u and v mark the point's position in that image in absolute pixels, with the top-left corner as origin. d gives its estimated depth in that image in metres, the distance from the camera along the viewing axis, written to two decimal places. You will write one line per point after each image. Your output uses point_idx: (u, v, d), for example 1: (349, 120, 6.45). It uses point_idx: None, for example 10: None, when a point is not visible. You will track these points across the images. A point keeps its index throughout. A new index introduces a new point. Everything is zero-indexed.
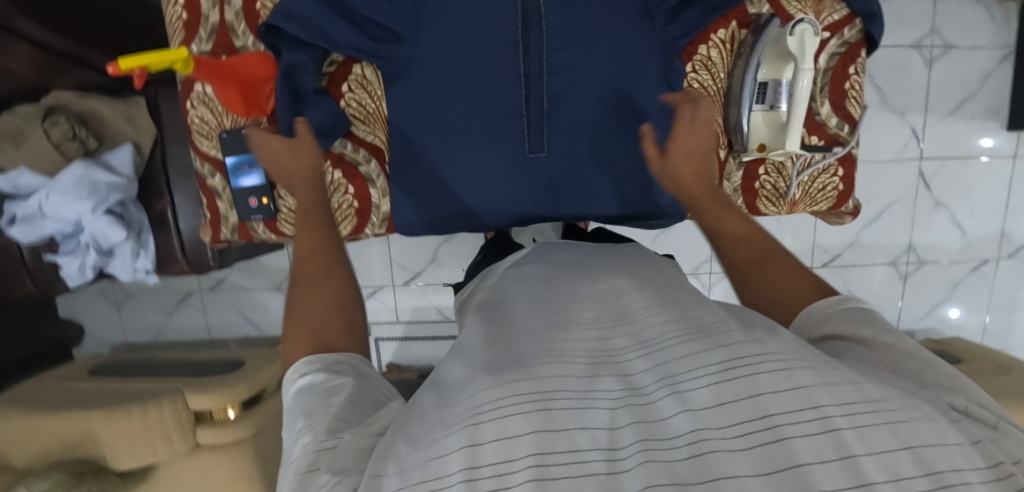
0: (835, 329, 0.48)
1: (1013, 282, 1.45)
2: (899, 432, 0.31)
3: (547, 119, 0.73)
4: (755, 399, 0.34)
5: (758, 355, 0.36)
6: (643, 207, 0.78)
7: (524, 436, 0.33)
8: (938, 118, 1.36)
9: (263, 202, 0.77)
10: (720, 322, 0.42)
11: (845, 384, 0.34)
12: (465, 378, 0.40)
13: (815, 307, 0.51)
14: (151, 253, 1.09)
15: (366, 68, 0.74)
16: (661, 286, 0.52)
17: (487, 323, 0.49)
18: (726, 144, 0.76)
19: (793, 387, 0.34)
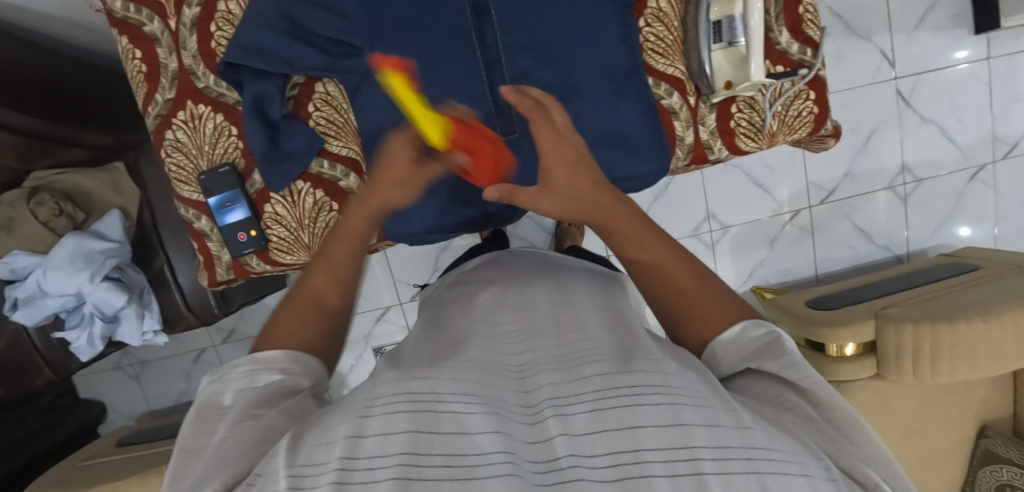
0: (748, 361, 0.47)
1: (1016, 183, 1.44)
2: (757, 465, 0.33)
3: (514, 101, 0.74)
4: (630, 432, 0.35)
5: (656, 384, 0.38)
6: (633, 169, 0.76)
7: (403, 431, 0.35)
8: (905, 36, 1.35)
9: (252, 235, 0.78)
10: (640, 348, 0.45)
11: (730, 423, 0.35)
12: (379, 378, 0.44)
13: (719, 344, 0.50)
14: (156, 313, 1.09)
15: (328, 84, 0.75)
16: (608, 315, 0.55)
17: (430, 343, 0.53)
18: (695, 91, 0.76)
19: (673, 424, 0.35)
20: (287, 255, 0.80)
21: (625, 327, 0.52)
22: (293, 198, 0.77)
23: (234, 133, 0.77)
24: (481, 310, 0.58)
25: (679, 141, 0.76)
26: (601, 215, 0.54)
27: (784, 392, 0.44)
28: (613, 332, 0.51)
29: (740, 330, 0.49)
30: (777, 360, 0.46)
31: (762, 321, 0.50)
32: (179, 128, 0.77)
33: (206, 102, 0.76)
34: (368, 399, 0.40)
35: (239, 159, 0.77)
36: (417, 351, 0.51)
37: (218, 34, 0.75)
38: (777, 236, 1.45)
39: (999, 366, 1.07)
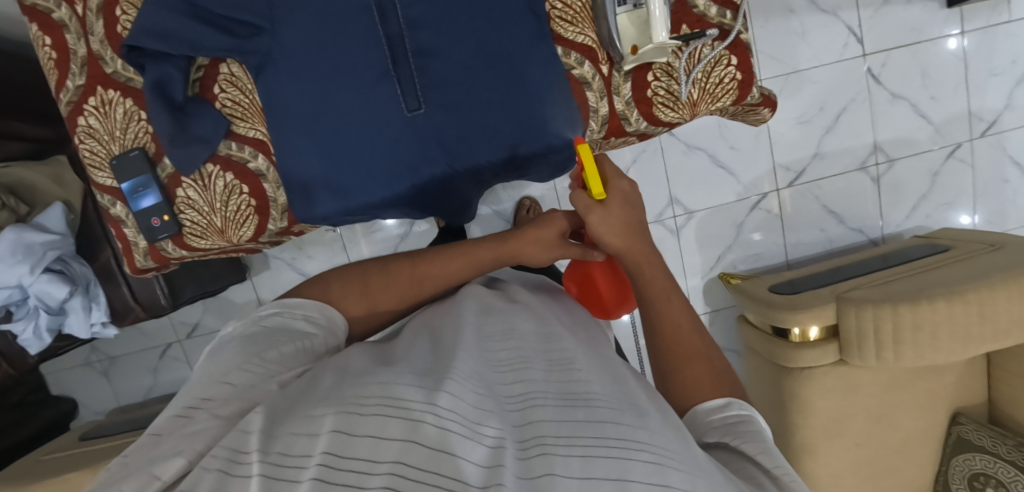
0: (718, 435, 0.47)
1: (996, 160, 1.37)
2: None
3: (418, 75, 0.72)
4: (619, 483, 0.33)
5: (642, 443, 0.37)
6: (542, 140, 0.75)
7: (397, 441, 0.35)
8: (873, 10, 1.30)
9: (165, 220, 0.77)
10: (635, 403, 0.43)
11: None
12: (370, 378, 0.42)
13: (701, 411, 0.50)
14: (103, 305, 1.10)
15: (232, 65, 0.74)
16: (596, 354, 0.53)
17: (426, 354, 0.50)
18: (606, 60, 0.73)
19: (657, 485, 0.34)
20: (202, 240, 0.80)
21: (614, 369, 0.50)
22: (203, 182, 0.76)
23: (143, 118, 0.76)
24: (471, 320, 0.55)
25: (592, 112, 0.74)
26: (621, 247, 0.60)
27: (755, 474, 0.43)
28: (603, 372, 0.48)
29: (724, 406, 0.49)
30: (755, 442, 0.45)
31: (747, 407, 0.49)
32: (91, 114, 0.77)
33: (116, 87, 0.76)
34: (358, 400, 0.38)
35: (148, 143, 0.76)
36: (410, 357, 0.49)
37: (123, 18, 0.74)
38: (745, 220, 1.40)
39: (964, 348, 1.02)
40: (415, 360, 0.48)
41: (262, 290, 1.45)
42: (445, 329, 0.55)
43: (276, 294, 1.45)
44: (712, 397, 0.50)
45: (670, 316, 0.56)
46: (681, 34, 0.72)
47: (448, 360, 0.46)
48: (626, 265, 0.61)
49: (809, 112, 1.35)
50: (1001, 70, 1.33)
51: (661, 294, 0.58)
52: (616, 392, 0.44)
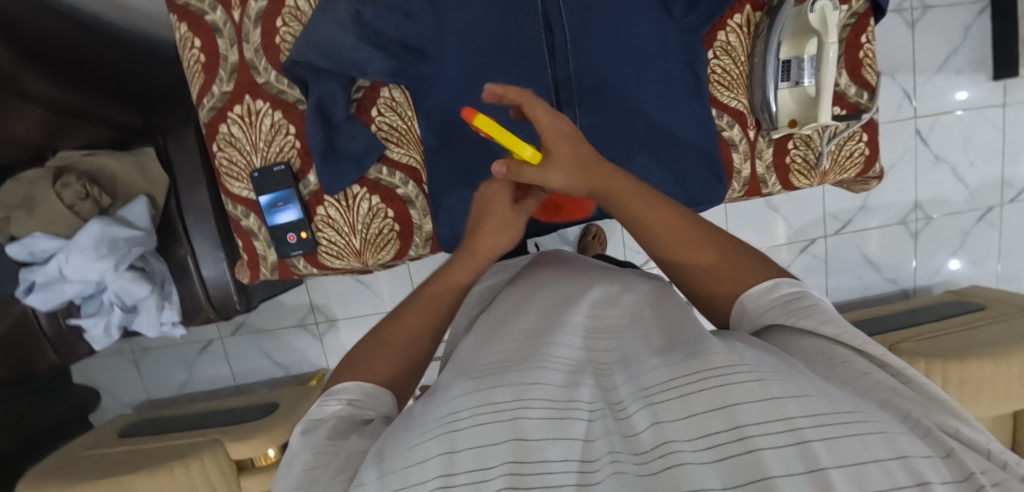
0: (779, 316, 0.47)
1: (1020, 225, 1.49)
2: (863, 438, 0.31)
3: (580, 121, 0.75)
4: (726, 411, 0.34)
5: (726, 365, 0.37)
6: (694, 191, 0.79)
7: (503, 441, 0.36)
8: (927, 77, 1.39)
9: (302, 236, 0.76)
10: (693, 338, 0.43)
11: (816, 393, 0.34)
12: (449, 395, 0.42)
13: (749, 297, 0.51)
14: (175, 304, 1.07)
15: (394, 90, 0.74)
16: (662, 316, 0.52)
17: (484, 344, 0.51)
18: (755, 126, 0.79)
19: (764, 398, 0.34)
20: (337, 260, 0.79)
21: (677, 319, 0.50)
22: (347, 203, 0.76)
23: (291, 132, 0.75)
24: (528, 314, 0.55)
25: (736, 173, 0.79)
26: (603, 184, 0.54)
27: (828, 348, 0.44)
28: (665, 326, 0.49)
29: (773, 287, 0.50)
30: (814, 317, 0.45)
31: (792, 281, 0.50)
32: (234, 122, 0.74)
33: (265, 98, 0.74)
34: (448, 419, 0.39)
35: (295, 159, 0.75)
36: (476, 353, 0.50)
37: (283, 29, 0.72)
38: (793, 263, 1.48)
39: (1005, 403, 1.11)
40: (477, 355, 0.49)
41: (315, 292, 1.41)
42: (505, 319, 0.56)
43: (328, 298, 1.42)
44: (752, 284, 0.51)
45: (657, 216, 0.54)
46: None
47: (509, 353, 0.48)
48: (603, 198, 0.56)
49: None
50: None
51: (643, 202, 0.55)
52: (687, 335, 0.45)
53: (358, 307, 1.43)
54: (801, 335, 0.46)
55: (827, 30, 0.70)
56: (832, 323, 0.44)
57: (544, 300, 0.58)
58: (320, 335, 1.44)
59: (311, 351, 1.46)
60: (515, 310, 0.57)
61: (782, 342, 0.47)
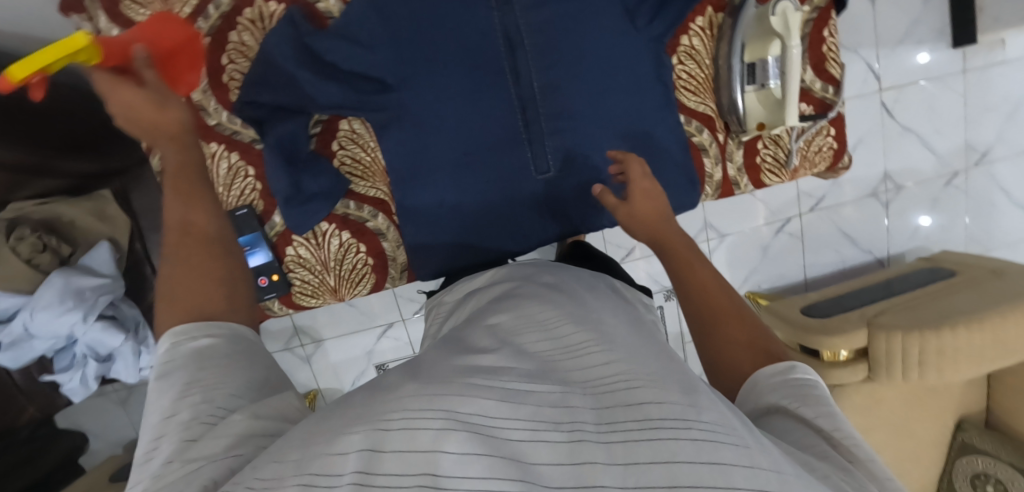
0: (782, 399, 0.45)
1: (986, 187, 1.52)
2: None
3: (549, 140, 0.73)
4: (667, 466, 0.31)
5: (690, 419, 0.35)
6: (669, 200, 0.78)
7: (439, 428, 0.32)
8: (890, 50, 1.40)
9: (274, 279, 0.74)
10: (671, 378, 0.41)
11: (767, 468, 0.32)
12: (396, 387, 0.38)
13: (761, 376, 0.49)
14: (152, 349, 1.03)
15: (354, 121, 0.72)
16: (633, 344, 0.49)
17: (446, 350, 0.47)
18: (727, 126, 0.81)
19: (708, 463, 0.32)
20: (312, 299, 0.77)
21: (649, 351, 0.48)
22: (318, 240, 0.74)
23: (250, 174, 0.72)
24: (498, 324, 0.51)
25: (709, 177, 0.81)
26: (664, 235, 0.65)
27: (819, 443, 0.40)
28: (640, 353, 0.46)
29: (788, 370, 0.48)
30: (812, 405, 0.43)
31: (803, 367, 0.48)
32: None
33: (219, 140, 0.71)
34: (392, 408, 0.34)
35: (258, 200, 0.73)
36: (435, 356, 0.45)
37: (230, 67, 0.70)
38: (771, 242, 1.50)
39: (979, 368, 1.16)
40: (438, 357, 0.45)
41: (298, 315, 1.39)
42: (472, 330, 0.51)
43: (312, 320, 1.39)
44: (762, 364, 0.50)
45: (708, 279, 0.59)
46: None
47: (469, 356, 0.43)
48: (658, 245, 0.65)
49: None
50: (995, 107, 1.47)
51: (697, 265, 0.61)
52: (656, 366, 0.43)
53: (344, 326, 1.41)
54: (794, 423, 0.43)
55: (790, 32, 0.70)
56: (826, 416, 0.42)
57: (512, 306, 0.55)
58: (307, 357, 1.42)
59: (300, 373, 1.44)
60: (485, 319, 0.53)
61: (774, 422, 0.43)
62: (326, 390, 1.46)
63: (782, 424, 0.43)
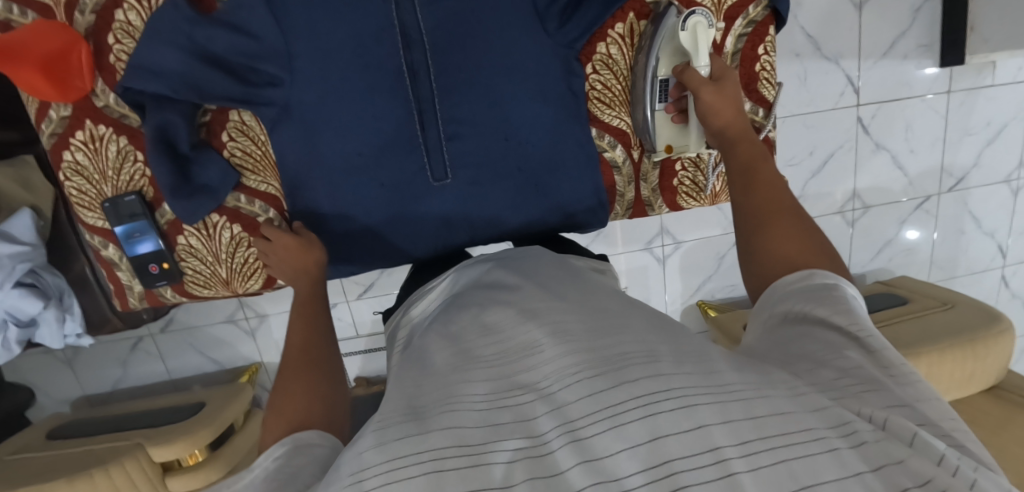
0: (796, 305, 0.46)
1: (956, 213, 1.48)
2: (779, 453, 0.27)
3: (447, 146, 0.70)
4: (653, 444, 0.28)
5: (656, 390, 0.32)
6: (575, 213, 0.77)
7: (420, 475, 0.29)
8: (872, 63, 1.33)
9: (164, 267, 0.74)
10: (620, 350, 0.37)
11: (743, 415, 0.30)
12: (363, 435, 0.35)
13: (782, 283, 0.50)
14: (78, 316, 1.03)
15: (244, 113, 0.70)
16: (584, 315, 0.45)
17: (399, 377, 0.43)
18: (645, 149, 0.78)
19: (691, 427, 0.29)
20: (205, 289, 0.78)
21: (601, 319, 0.44)
22: (208, 232, 0.74)
23: (139, 159, 0.71)
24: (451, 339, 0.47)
25: (619, 196, 0.79)
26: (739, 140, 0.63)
27: (834, 342, 0.41)
28: (592, 324, 0.43)
29: (809, 277, 0.48)
30: (830, 306, 0.43)
31: (829, 272, 0.48)
32: (77, 149, 0.70)
33: (107, 123, 0.69)
34: (356, 466, 0.31)
35: (147, 187, 0.72)
36: (391, 390, 0.42)
37: (117, 48, 0.67)
38: (728, 252, 1.47)
39: None
40: (390, 396, 0.41)
41: None
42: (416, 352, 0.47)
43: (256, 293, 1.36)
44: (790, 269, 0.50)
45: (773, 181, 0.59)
46: None
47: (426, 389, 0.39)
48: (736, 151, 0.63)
49: (799, 155, 1.38)
50: (976, 130, 1.40)
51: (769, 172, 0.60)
52: (611, 340, 0.40)
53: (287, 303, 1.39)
54: (812, 328, 0.43)
55: (696, 56, 0.66)
56: (847, 315, 0.42)
57: (468, 310, 0.51)
58: (252, 330, 1.41)
59: (244, 346, 1.43)
60: (436, 333, 0.49)
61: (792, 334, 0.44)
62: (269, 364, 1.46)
63: (800, 330, 0.44)
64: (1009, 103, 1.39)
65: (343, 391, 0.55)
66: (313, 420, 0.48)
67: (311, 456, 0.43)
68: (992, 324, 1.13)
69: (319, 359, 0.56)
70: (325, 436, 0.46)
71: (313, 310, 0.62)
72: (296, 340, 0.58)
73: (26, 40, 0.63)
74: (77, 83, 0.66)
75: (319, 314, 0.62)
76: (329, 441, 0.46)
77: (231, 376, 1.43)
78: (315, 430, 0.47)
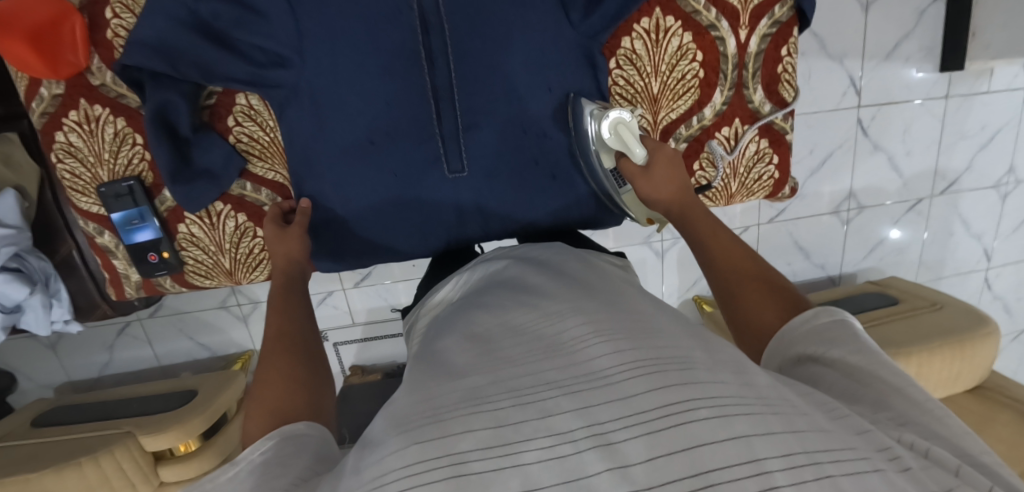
0: (814, 348, 0.43)
1: (947, 215, 1.51)
2: (825, 468, 0.27)
3: (463, 136, 0.68)
4: (689, 453, 0.28)
5: (690, 402, 0.31)
6: (590, 206, 0.75)
7: (442, 479, 0.28)
8: (876, 65, 1.33)
9: (163, 256, 0.72)
10: (657, 360, 0.36)
11: (784, 430, 0.30)
12: (383, 439, 0.34)
13: (790, 328, 0.47)
14: (65, 302, 0.99)
15: (251, 97, 0.67)
16: (619, 317, 0.43)
17: (421, 372, 0.42)
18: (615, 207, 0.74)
19: (728, 438, 0.29)
20: (205, 279, 0.76)
21: (642, 325, 0.42)
22: (211, 220, 0.72)
23: (138, 142, 0.67)
24: (474, 336, 0.46)
25: None
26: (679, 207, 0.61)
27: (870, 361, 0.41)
28: (633, 330, 0.41)
29: (812, 316, 0.46)
30: (844, 346, 0.42)
31: (831, 308, 0.46)
32: (71, 130, 0.66)
33: (103, 103, 0.66)
34: (378, 471, 0.31)
35: (146, 172, 0.69)
36: (413, 384, 0.41)
37: (115, 22, 0.63)
38: None
39: None
40: (411, 390, 0.39)
41: None
42: (442, 348, 0.45)
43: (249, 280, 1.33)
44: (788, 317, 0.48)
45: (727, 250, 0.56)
46: (734, 131, 0.76)
47: (447, 384, 0.38)
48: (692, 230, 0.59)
49: (799, 154, 1.39)
50: (970, 135, 1.43)
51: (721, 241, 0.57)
52: (653, 346, 0.38)
53: None
54: (829, 370, 0.42)
55: (630, 147, 0.63)
56: (862, 354, 0.41)
57: (493, 310, 0.50)
58: (244, 316, 1.38)
59: (236, 333, 1.40)
60: (460, 331, 0.48)
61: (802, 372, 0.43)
62: None
63: (811, 373, 0.43)
64: (1003, 108, 1.41)
65: (328, 374, 0.52)
66: (301, 414, 0.45)
67: (297, 445, 0.41)
68: (979, 326, 1.17)
69: (301, 343, 0.53)
70: (311, 425, 0.44)
71: (295, 301, 0.58)
72: (274, 326, 0.54)
73: (10, 17, 0.59)
74: (72, 56, 0.62)
75: (298, 303, 0.59)
76: (316, 430, 0.44)
77: (223, 364, 1.40)
78: (302, 419, 0.44)
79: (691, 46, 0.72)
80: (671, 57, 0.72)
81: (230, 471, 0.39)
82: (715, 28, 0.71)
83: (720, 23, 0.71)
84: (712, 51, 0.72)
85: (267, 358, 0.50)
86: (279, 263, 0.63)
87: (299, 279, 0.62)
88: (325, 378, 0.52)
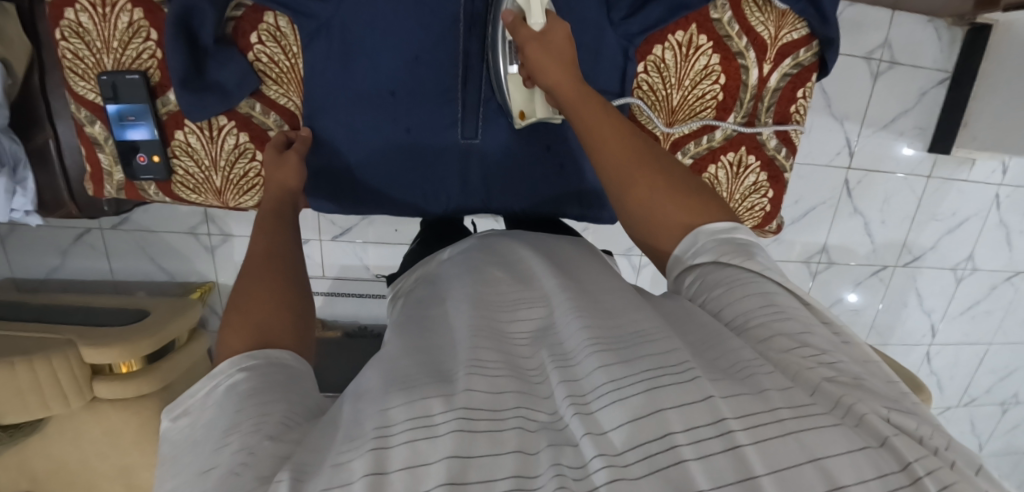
0: (723, 251, 0.45)
1: (905, 286, 1.60)
2: (789, 426, 0.29)
3: (482, 105, 0.69)
4: (658, 416, 0.30)
5: (670, 369, 0.33)
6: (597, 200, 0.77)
7: (444, 434, 0.30)
8: (872, 132, 1.40)
9: (154, 160, 0.70)
10: (654, 336, 0.38)
11: (751, 393, 0.32)
12: (381, 390, 0.34)
13: (703, 230, 0.47)
14: (29, 193, 0.95)
15: (280, 18, 0.65)
16: (616, 305, 0.44)
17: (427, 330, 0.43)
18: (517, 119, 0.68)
19: (697, 399, 0.30)
20: (192, 194, 0.73)
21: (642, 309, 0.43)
22: (211, 134, 0.70)
23: (152, 38, 0.65)
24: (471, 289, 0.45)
25: None
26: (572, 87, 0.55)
27: None
28: (634, 315, 0.41)
29: (730, 229, 0.47)
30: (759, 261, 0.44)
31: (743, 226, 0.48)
32: (83, 10, 0.63)
33: None
34: (380, 419, 0.31)
35: (154, 70, 0.66)
36: (414, 338, 0.41)
37: None
38: None
39: None
40: (418, 342, 0.40)
41: None
42: (435, 314, 0.46)
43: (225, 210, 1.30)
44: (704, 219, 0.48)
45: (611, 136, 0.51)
46: (738, 158, 0.79)
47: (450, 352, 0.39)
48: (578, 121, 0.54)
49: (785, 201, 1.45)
50: (942, 217, 1.51)
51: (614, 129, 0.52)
52: (622, 325, 0.40)
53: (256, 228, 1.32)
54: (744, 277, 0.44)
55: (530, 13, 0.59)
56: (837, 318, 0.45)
57: (485, 266, 0.49)
58: (211, 248, 1.33)
59: (200, 262, 1.35)
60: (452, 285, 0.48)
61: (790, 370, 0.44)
62: (223, 286, 1.39)
63: None
64: (974, 198, 1.51)
65: (311, 295, 0.52)
66: (281, 340, 0.45)
67: (285, 374, 0.41)
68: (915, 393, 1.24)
69: (287, 264, 0.52)
70: (296, 357, 0.44)
71: (287, 227, 0.57)
72: (261, 248, 0.53)
73: None
74: None
75: (289, 229, 0.58)
76: (301, 364, 0.44)
77: (179, 291, 1.35)
78: (287, 349, 0.44)
79: (717, 68, 0.74)
80: (696, 74, 0.74)
81: (208, 387, 0.41)
82: (743, 57, 0.74)
83: (748, 53, 0.74)
84: (735, 78, 0.75)
85: (251, 270, 0.50)
86: (275, 191, 0.61)
87: (290, 209, 0.60)
88: (312, 308, 0.51)
